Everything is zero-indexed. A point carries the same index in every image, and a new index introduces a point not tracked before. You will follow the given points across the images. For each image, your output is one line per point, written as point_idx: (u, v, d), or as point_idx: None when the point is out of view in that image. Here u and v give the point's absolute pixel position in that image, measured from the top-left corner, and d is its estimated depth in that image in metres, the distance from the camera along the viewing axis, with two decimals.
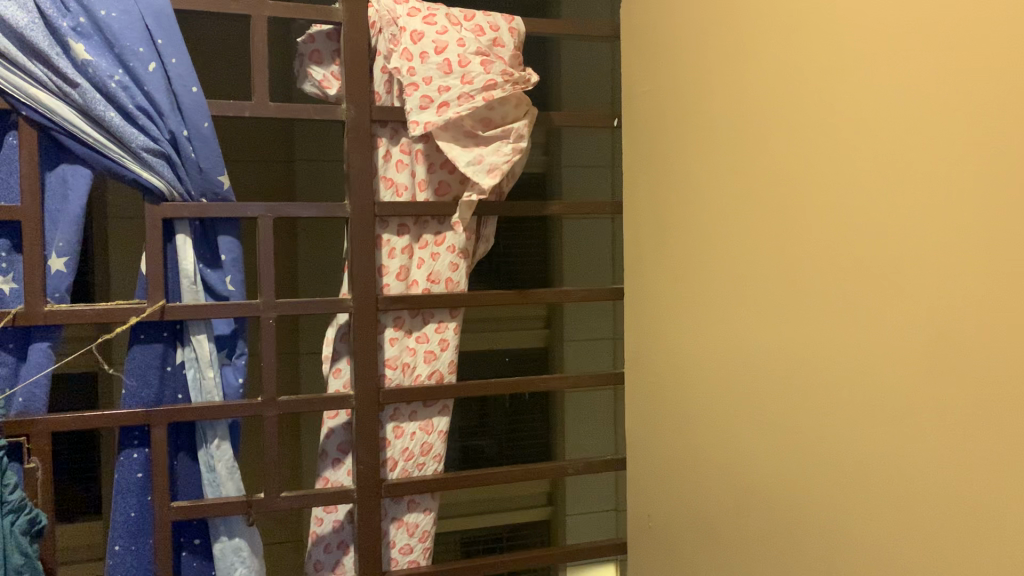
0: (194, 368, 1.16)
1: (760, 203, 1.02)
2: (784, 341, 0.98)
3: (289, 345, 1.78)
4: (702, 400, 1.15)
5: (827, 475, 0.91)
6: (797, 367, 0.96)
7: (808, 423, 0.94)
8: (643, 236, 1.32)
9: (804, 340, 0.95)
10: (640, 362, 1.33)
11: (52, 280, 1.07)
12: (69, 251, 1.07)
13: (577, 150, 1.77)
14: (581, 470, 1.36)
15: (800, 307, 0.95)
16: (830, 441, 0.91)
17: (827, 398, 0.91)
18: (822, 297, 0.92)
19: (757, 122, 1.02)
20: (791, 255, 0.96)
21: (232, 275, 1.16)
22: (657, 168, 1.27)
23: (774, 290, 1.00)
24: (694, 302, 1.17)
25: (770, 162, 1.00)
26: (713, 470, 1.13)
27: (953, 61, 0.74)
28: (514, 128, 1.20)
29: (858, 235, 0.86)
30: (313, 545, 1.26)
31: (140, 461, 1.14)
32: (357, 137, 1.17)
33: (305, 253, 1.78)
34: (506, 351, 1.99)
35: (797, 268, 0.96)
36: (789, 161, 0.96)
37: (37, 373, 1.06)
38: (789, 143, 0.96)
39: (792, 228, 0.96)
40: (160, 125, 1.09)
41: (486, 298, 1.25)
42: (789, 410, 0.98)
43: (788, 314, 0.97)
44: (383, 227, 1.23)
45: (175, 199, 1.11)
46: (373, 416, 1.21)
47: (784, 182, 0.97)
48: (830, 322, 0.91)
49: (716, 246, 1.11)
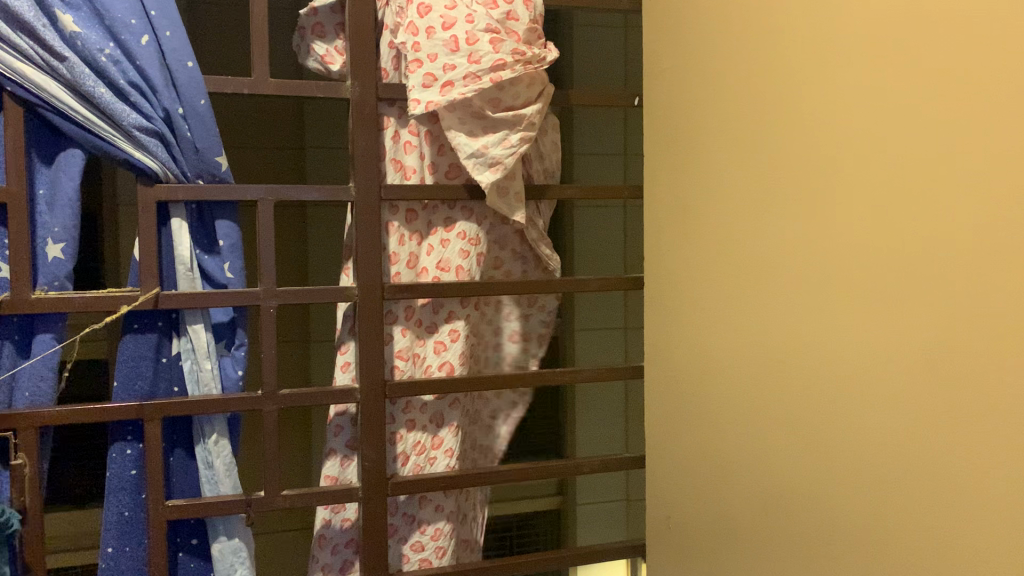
0: (190, 360, 1.10)
1: (784, 182, 0.95)
2: (808, 331, 0.91)
3: (292, 334, 1.72)
4: (722, 392, 1.09)
5: (854, 475, 0.84)
6: (821, 358, 0.89)
7: (835, 418, 0.87)
8: (658, 219, 1.25)
9: (830, 330, 0.88)
10: (659, 353, 1.26)
11: (47, 267, 1.02)
12: (66, 236, 1.02)
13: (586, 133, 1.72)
14: (596, 469, 1.29)
15: (826, 294, 0.88)
16: (859, 440, 0.84)
17: (855, 393, 0.84)
18: (850, 283, 0.84)
19: (782, 96, 0.94)
20: (818, 238, 0.89)
21: (231, 261, 1.10)
22: (674, 147, 1.20)
23: (798, 276, 0.93)
24: (713, 289, 1.10)
25: (794, 138, 0.92)
26: (735, 467, 1.06)
27: (995, 21, 0.67)
28: (526, 115, 1.13)
29: (892, 216, 0.79)
30: (319, 548, 1.20)
31: (135, 457, 1.09)
32: (362, 116, 1.10)
33: (315, 239, 1.72)
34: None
35: (824, 253, 0.88)
36: (815, 135, 0.89)
37: (39, 365, 1.02)
38: (816, 116, 0.89)
39: (818, 208, 0.89)
40: (154, 102, 1.02)
41: (501, 285, 1.18)
42: (814, 405, 0.90)
43: (813, 301, 0.90)
44: (391, 212, 1.17)
45: (170, 180, 1.05)
46: (379, 411, 1.14)
47: (810, 160, 0.90)
48: (858, 310, 0.84)
49: (736, 231, 1.04)
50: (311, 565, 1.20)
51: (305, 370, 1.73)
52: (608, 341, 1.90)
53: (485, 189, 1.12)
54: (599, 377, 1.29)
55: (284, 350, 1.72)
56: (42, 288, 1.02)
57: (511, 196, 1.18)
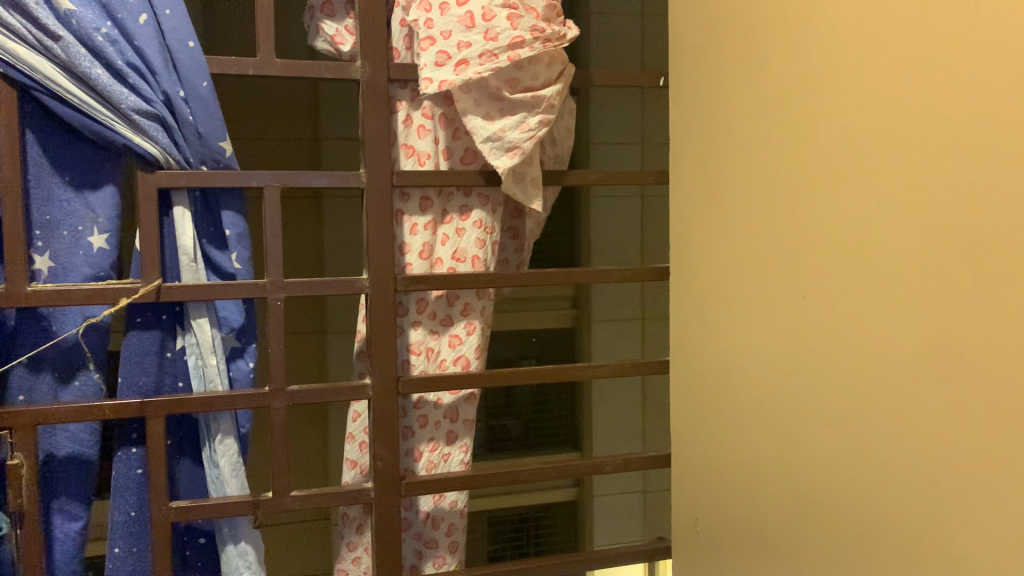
0: (195, 355, 1.05)
1: (819, 164, 0.88)
2: (846, 325, 0.84)
3: (294, 322, 1.66)
4: (751, 389, 1.02)
5: (897, 481, 0.78)
6: (861, 353, 0.82)
7: (874, 419, 0.81)
8: (684, 205, 1.18)
9: (870, 322, 0.81)
10: (685, 346, 1.19)
11: (90, 258, 0.99)
12: (110, 226, 1.00)
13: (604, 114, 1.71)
14: (620, 468, 1.23)
15: (867, 284, 0.81)
16: (905, 443, 0.77)
17: (898, 391, 0.77)
18: (893, 271, 0.78)
19: (819, 70, 0.87)
20: (856, 224, 0.82)
21: (238, 251, 1.04)
22: (700, 129, 1.13)
23: (835, 264, 0.86)
24: (742, 279, 1.03)
25: (832, 115, 0.85)
26: (766, 469, 0.99)
27: None
28: (545, 96, 1.07)
29: (945, 197, 0.71)
30: (343, 524, 1.17)
31: (139, 455, 1.04)
32: (372, 98, 1.05)
33: (332, 231, 1.67)
34: (533, 333, 1.90)
35: (863, 239, 0.81)
36: (856, 111, 0.82)
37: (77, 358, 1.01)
38: (857, 91, 0.81)
39: (858, 191, 0.82)
40: (153, 84, 0.97)
41: (516, 277, 1.13)
42: (853, 404, 0.84)
43: (852, 292, 0.83)
44: (404, 199, 1.12)
45: (172, 166, 1.00)
46: (390, 408, 1.09)
47: (849, 139, 0.83)
48: (902, 301, 0.77)
49: (767, 217, 0.98)
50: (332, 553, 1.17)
51: (322, 366, 1.68)
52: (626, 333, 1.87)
53: (502, 175, 1.06)
54: (622, 372, 1.24)
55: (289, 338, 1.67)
56: (85, 279, 0.99)
57: (528, 181, 1.12)
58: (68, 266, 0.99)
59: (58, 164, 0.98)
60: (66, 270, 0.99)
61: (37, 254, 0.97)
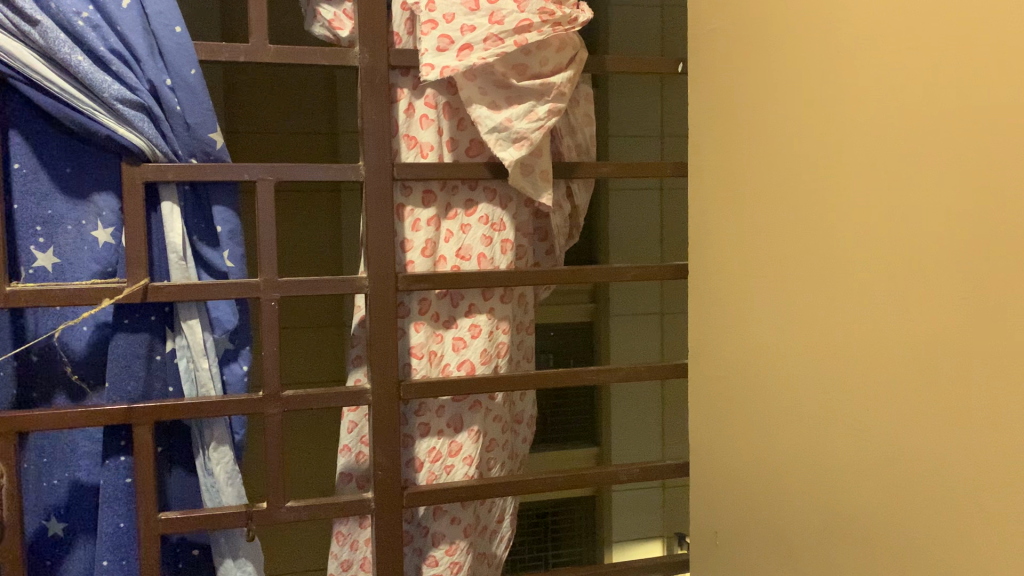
0: (186, 358, 1.00)
1: (861, 152, 0.79)
2: (891, 332, 0.76)
3: (289, 319, 1.59)
4: (779, 400, 0.94)
5: (956, 508, 0.69)
6: (911, 364, 0.74)
7: (928, 437, 0.72)
8: (702, 199, 1.10)
9: (923, 330, 0.72)
10: (702, 348, 1.12)
11: (97, 254, 0.95)
12: (116, 219, 0.96)
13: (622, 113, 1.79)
14: (635, 477, 1.17)
15: (918, 287, 0.72)
16: (961, 456, 0.69)
17: (962, 407, 0.69)
18: (952, 273, 0.69)
19: (861, 47, 0.78)
20: (905, 219, 0.74)
21: (230, 249, 0.99)
22: (717, 115, 1.05)
23: (879, 265, 0.77)
24: (770, 279, 0.95)
25: (878, 98, 0.76)
26: (793, 480, 0.91)
27: None
28: (554, 83, 1.01)
29: (1007, 181, 0.63)
30: (337, 543, 1.09)
31: (128, 463, 0.98)
32: (371, 86, 0.99)
33: (348, 226, 1.62)
34: (550, 326, 1.92)
35: (915, 237, 0.73)
36: (907, 93, 0.73)
37: (85, 354, 0.97)
38: (906, 70, 0.73)
39: (908, 181, 0.73)
40: (138, 72, 0.92)
41: (523, 276, 1.06)
42: (900, 420, 0.75)
43: (898, 295, 0.75)
44: (405, 193, 1.05)
45: (159, 158, 0.94)
46: (392, 414, 1.03)
47: (898, 124, 0.74)
48: (964, 305, 0.68)
49: (797, 212, 0.89)
50: (329, 562, 1.10)
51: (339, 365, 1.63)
52: (645, 328, 1.93)
53: (509, 167, 0.99)
54: (638, 377, 1.17)
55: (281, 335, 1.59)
56: (93, 276, 0.95)
57: (537, 173, 1.05)
58: (75, 262, 0.94)
59: (58, 155, 0.93)
60: (72, 266, 0.94)
61: (42, 251, 0.93)
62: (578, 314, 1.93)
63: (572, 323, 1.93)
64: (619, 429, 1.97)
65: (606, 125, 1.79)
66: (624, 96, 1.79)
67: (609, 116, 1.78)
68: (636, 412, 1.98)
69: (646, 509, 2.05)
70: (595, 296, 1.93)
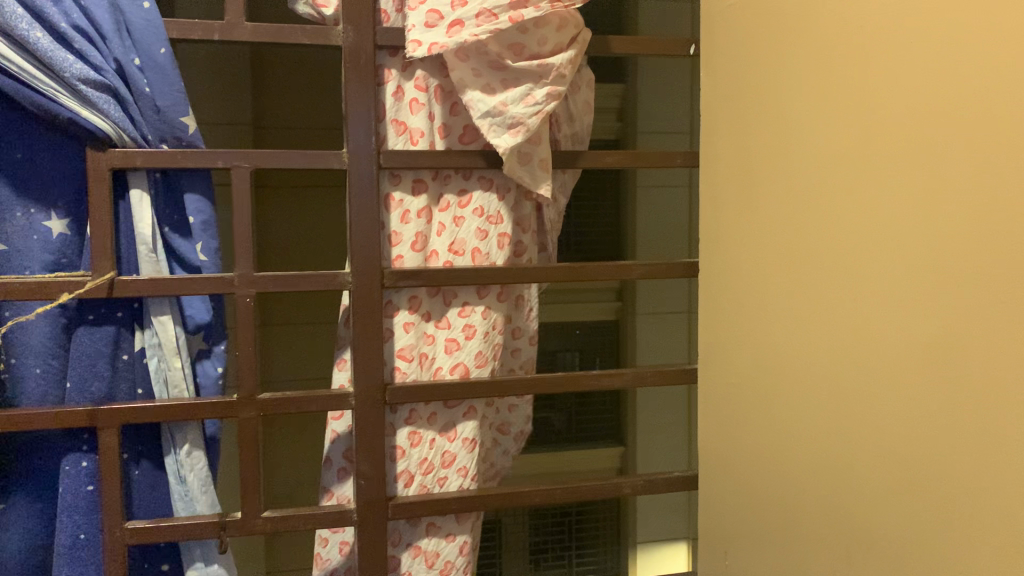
0: (157, 357, 0.93)
1: (901, 133, 0.68)
2: (932, 338, 0.66)
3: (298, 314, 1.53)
4: (799, 412, 0.84)
5: (1004, 548, 0.59)
6: (957, 377, 0.63)
7: (977, 461, 0.62)
8: (715, 191, 1.01)
9: (972, 338, 0.62)
10: (714, 352, 1.03)
11: (49, 244, 0.89)
12: (71, 211, 0.89)
13: (651, 107, 1.75)
14: (640, 490, 1.09)
15: (966, 289, 0.62)
16: (1005, 481, 0.59)
17: (1016, 430, 0.58)
18: (1005, 272, 0.59)
19: (898, 13, 0.68)
20: (952, 209, 0.63)
21: (203, 241, 0.93)
22: (731, 99, 0.96)
23: (919, 260, 0.67)
24: (785, 276, 0.86)
25: (913, 72, 0.67)
26: (810, 499, 0.82)
27: None
28: (554, 65, 0.92)
29: None
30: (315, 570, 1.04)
31: (91, 469, 0.92)
32: (356, 67, 0.92)
33: None
34: (576, 326, 1.85)
35: (964, 230, 0.62)
36: (956, 63, 0.62)
37: (40, 358, 0.90)
38: (946, 39, 0.63)
39: (948, 166, 0.64)
40: (104, 51, 0.86)
41: (524, 272, 0.99)
42: (942, 441, 0.65)
43: (941, 297, 0.65)
44: (394, 182, 0.97)
45: (126, 143, 0.88)
46: (377, 419, 0.96)
47: (946, 99, 0.64)
48: (1017, 311, 0.58)
49: (821, 203, 0.79)
50: None
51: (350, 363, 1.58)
52: (673, 328, 1.85)
53: (503, 155, 0.91)
54: (645, 381, 1.08)
55: (273, 332, 1.51)
56: (45, 267, 0.89)
57: (535, 162, 0.98)
58: (24, 250, 0.88)
59: (13, 137, 0.87)
60: (21, 254, 0.88)
61: None
62: (603, 312, 1.86)
63: (598, 322, 1.86)
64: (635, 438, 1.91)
65: (635, 119, 1.75)
66: (649, 87, 1.75)
67: (637, 109, 1.74)
68: (653, 422, 1.91)
69: (672, 512, 1.99)
70: (621, 295, 1.86)
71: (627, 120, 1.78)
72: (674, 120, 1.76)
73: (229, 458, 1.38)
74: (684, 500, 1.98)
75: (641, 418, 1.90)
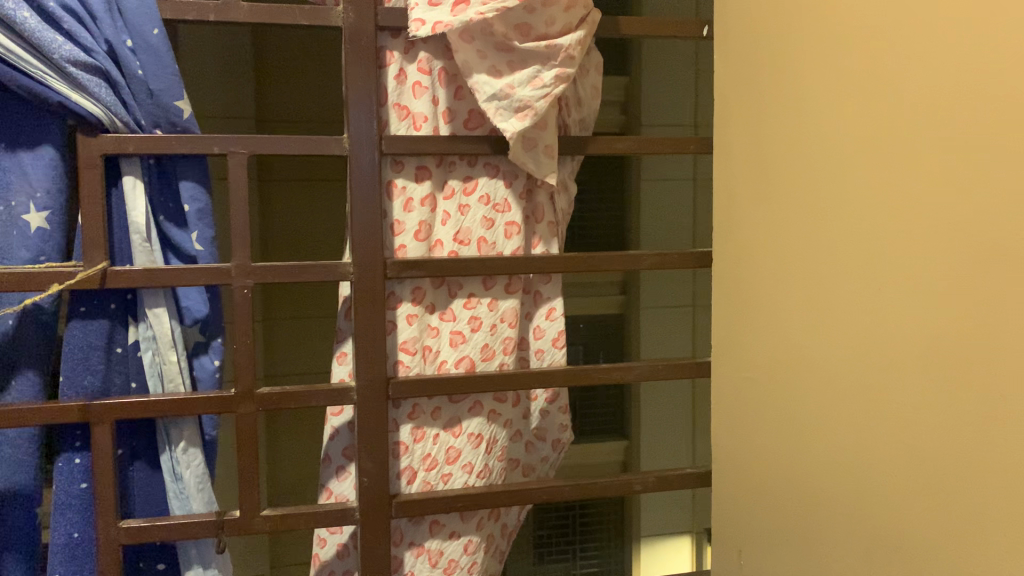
0: (152, 351, 0.90)
1: (933, 113, 0.65)
2: (971, 330, 0.62)
3: (296, 308, 1.49)
4: (820, 407, 0.80)
5: None
6: (995, 368, 0.60)
7: (1015, 457, 0.59)
8: (730, 178, 0.97)
9: (1013, 330, 0.59)
10: (728, 344, 0.99)
11: (28, 241, 0.84)
12: (51, 202, 0.84)
13: (655, 98, 1.71)
14: (651, 487, 1.05)
15: (1005, 276, 0.59)
16: None
17: None
18: None
19: None
20: (991, 191, 0.60)
21: (199, 230, 0.89)
22: (747, 82, 0.93)
23: (954, 246, 0.64)
24: (805, 265, 0.82)
25: (948, 47, 0.63)
26: (831, 498, 0.79)
27: None
28: (561, 45, 0.88)
29: None
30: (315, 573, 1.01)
31: (84, 467, 0.89)
32: (357, 49, 0.88)
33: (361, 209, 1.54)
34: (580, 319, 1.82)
35: (1004, 213, 0.59)
36: (995, 36, 0.59)
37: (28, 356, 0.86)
38: (985, 11, 0.60)
39: (987, 145, 0.60)
40: (94, 32, 0.83)
41: (533, 262, 0.96)
42: (978, 437, 0.62)
43: (978, 285, 0.62)
44: (396, 169, 0.94)
45: (118, 129, 0.84)
46: (380, 415, 0.93)
47: (986, 76, 0.60)
48: None
49: (845, 188, 0.76)
50: None
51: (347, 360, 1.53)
52: (676, 319, 1.82)
53: (510, 140, 0.88)
54: (657, 375, 1.05)
55: (274, 325, 1.48)
56: (22, 265, 0.84)
57: (541, 148, 0.95)
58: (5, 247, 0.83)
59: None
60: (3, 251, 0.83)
61: None
62: (606, 305, 1.81)
63: (602, 315, 1.82)
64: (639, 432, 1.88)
65: (639, 112, 1.72)
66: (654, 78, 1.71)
67: (641, 100, 1.71)
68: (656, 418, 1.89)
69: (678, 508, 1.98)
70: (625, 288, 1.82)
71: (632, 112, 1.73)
72: (677, 112, 1.73)
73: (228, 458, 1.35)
74: (689, 494, 1.97)
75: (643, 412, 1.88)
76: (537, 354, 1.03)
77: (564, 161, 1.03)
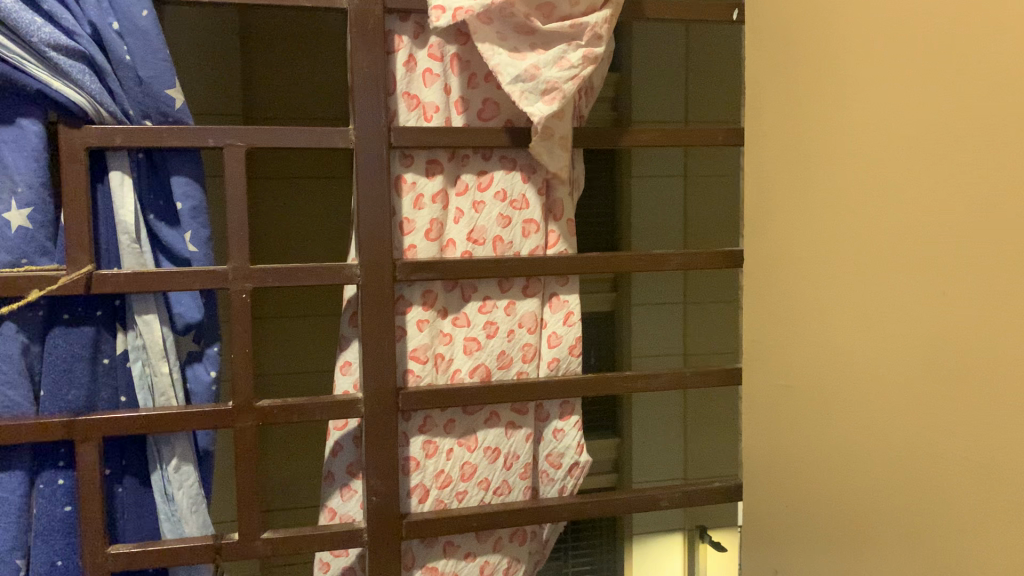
0: (141, 361, 0.83)
1: (989, 95, 0.59)
2: None
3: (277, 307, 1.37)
4: (864, 420, 0.74)
5: None
6: None
7: None
8: (761, 172, 0.91)
9: None
10: (760, 349, 0.93)
11: (8, 242, 0.76)
12: (33, 199, 0.76)
13: (647, 92, 1.57)
14: (678, 502, 0.98)
15: None
16: None
17: None
18: None
19: None
20: None
21: (193, 230, 0.82)
22: (779, 68, 0.86)
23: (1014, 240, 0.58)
24: (846, 263, 0.76)
25: (1003, 22, 0.57)
26: (879, 516, 0.72)
27: None
28: (588, 24, 0.82)
29: None
30: None
31: (69, 488, 0.82)
32: (363, 32, 0.81)
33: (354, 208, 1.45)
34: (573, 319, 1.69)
35: None
36: None
37: (6, 369, 0.78)
38: None
39: None
40: (77, 14, 0.77)
41: (554, 264, 0.89)
42: None
43: None
44: (405, 163, 0.87)
45: (103, 119, 0.77)
46: (390, 428, 0.86)
47: None
48: None
49: (889, 180, 0.70)
50: None
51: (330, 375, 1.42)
52: (667, 318, 1.69)
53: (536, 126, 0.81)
54: (683, 383, 0.98)
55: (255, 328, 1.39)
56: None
57: (555, 139, 0.88)
58: None
59: None
60: None
61: None
62: (597, 304, 1.69)
63: (591, 314, 1.70)
64: (646, 450, 1.71)
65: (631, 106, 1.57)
66: (648, 65, 1.56)
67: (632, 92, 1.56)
68: (666, 430, 1.72)
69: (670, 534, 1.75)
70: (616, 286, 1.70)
71: (622, 109, 1.58)
72: (668, 109, 1.58)
73: (223, 477, 1.28)
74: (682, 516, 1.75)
75: (639, 431, 1.70)
76: (550, 364, 0.94)
77: (573, 157, 0.96)
